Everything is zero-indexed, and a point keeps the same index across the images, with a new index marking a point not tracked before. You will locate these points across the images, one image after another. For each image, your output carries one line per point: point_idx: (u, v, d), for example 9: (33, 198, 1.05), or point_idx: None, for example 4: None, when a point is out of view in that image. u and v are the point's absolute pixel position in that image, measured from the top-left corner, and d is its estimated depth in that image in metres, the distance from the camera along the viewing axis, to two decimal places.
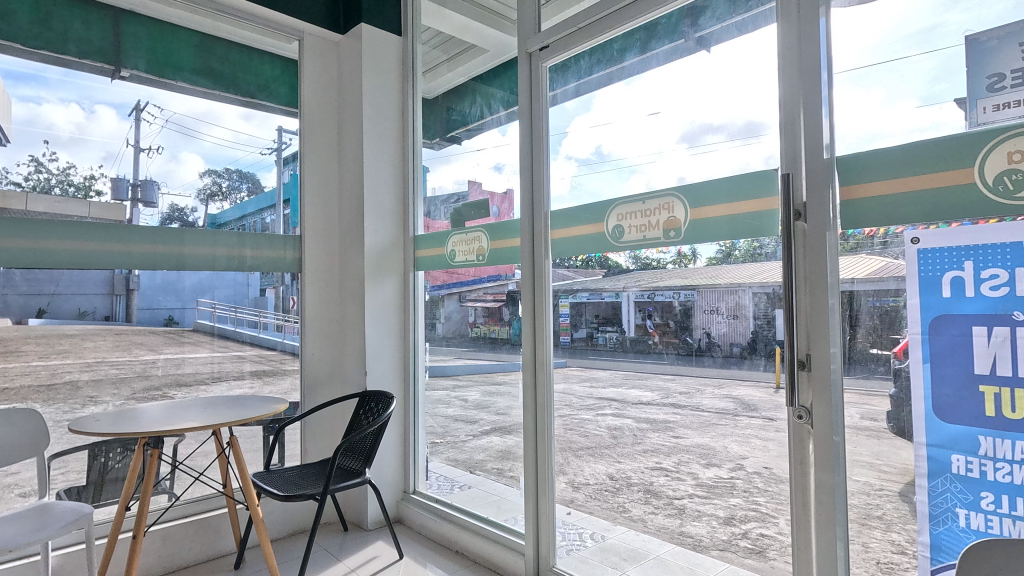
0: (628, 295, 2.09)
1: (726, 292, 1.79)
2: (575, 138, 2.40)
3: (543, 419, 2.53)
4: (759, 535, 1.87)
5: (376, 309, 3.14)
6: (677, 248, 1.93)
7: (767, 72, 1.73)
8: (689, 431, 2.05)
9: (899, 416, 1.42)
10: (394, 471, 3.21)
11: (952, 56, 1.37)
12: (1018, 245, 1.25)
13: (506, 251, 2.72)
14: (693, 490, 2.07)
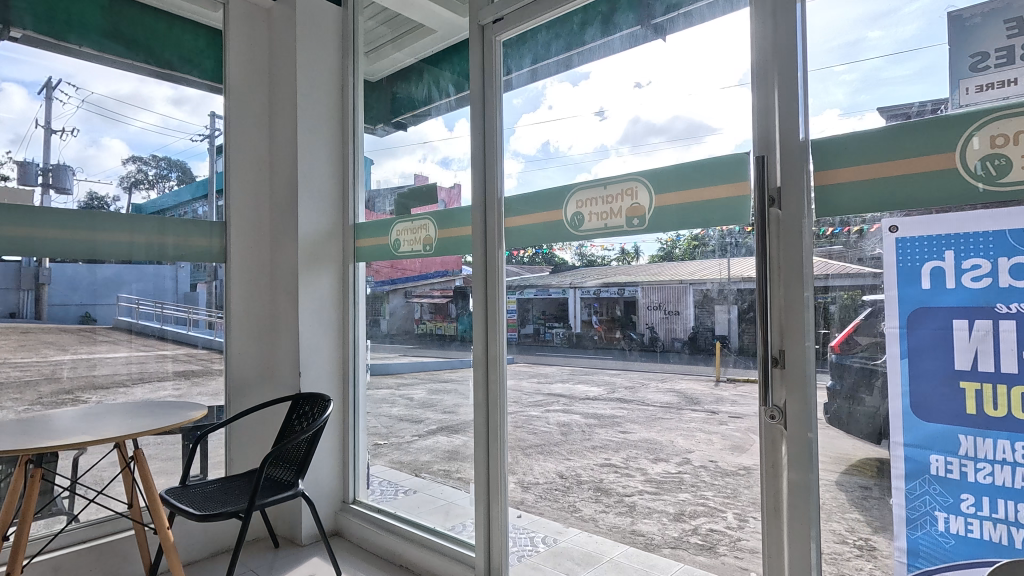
0: (574, 292, 2.01)
1: (669, 288, 1.74)
2: (520, 137, 2.30)
3: (495, 419, 2.37)
4: (709, 530, 1.82)
5: (311, 304, 2.86)
6: (620, 245, 1.87)
7: (738, 55, 1.63)
8: (636, 426, 2.02)
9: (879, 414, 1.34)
10: (332, 480, 2.96)
11: (870, 68, 1.39)
12: (1000, 234, 1.19)
13: (458, 239, 2.52)
14: (643, 487, 2.01)
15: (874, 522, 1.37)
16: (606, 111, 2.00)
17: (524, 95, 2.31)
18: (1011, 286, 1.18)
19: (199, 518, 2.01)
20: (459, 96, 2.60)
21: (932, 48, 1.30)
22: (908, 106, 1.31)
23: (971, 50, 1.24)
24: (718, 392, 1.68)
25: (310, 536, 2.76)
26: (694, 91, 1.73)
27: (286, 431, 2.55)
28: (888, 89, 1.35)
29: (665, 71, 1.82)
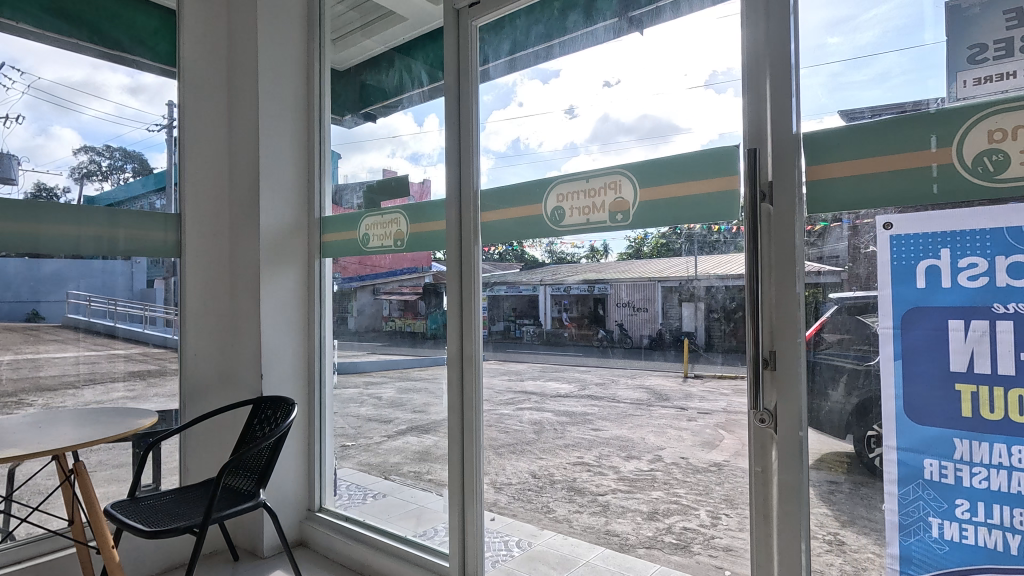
0: (545, 289, 2.00)
1: (634, 285, 1.73)
2: (491, 133, 2.23)
3: (470, 419, 2.27)
4: (682, 528, 1.79)
5: (274, 302, 2.69)
6: (590, 243, 1.85)
7: (725, 48, 1.59)
8: (607, 423, 1.99)
9: (874, 417, 1.30)
10: (297, 486, 2.81)
11: (828, 72, 1.40)
12: (998, 231, 1.15)
13: (430, 234, 2.40)
14: (615, 485, 1.96)
15: (841, 516, 1.36)
16: (574, 109, 1.98)
17: (489, 89, 2.25)
18: (1008, 285, 1.14)
19: (147, 535, 1.84)
20: (432, 88, 2.49)
21: (889, 53, 1.32)
22: (868, 109, 1.32)
23: (930, 58, 1.25)
24: (683, 389, 1.67)
25: (272, 547, 2.61)
26: (660, 95, 1.72)
27: (247, 437, 2.39)
28: (850, 93, 1.36)
29: (632, 69, 1.82)
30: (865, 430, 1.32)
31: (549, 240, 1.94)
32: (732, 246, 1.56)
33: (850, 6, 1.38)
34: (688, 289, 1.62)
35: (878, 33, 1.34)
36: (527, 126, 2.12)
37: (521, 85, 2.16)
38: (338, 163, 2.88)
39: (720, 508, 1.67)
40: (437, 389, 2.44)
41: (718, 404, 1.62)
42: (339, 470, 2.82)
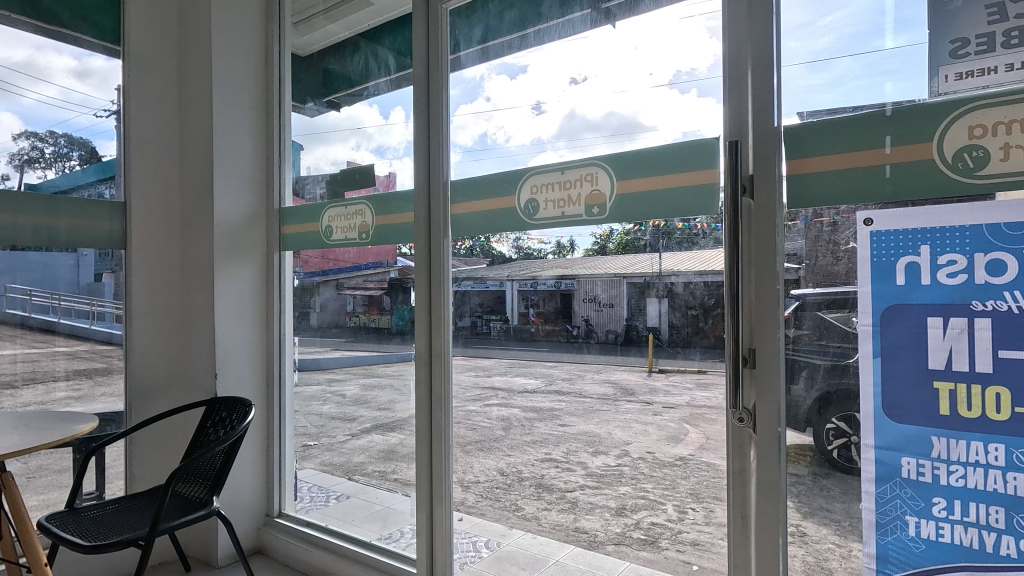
0: (512, 285, 2.02)
1: (605, 282, 1.72)
2: (458, 127, 2.16)
3: (439, 418, 2.18)
4: (651, 524, 2.09)
5: (229, 297, 2.53)
6: (557, 239, 1.82)
7: (698, 48, 1.59)
8: (574, 418, 2.76)
9: (854, 414, 1.29)
10: (253, 490, 2.66)
11: (790, 75, 1.40)
12: (976, 228, 1.15)
13: (396, 226, 2.29)
14: (584, 481, 2.49)
15: (801, 507, 1.37)
16: (541, 105, 2.00)
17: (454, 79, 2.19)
18: (987, 282, 1.14)
19: (86, 550, 1.70)
20: (400, 76, 2.38)
21: (844, 59, 1.33)
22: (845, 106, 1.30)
23: (879, 65, 1.28)
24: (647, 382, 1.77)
25: (227, 557, 2.47)
26: (625, 95, 1.76)
27: (200, 440, 2.24)
28: (807, 97, 1.37)
29: (602, 66, 1.86)
30: (824, 424, 1.32)
31: (515, 237, 1.91)
32: (712, 243, 1.53)
33: (808, 12, 1.39)
34: (658, 284, 1.62)
35: (835, 39, 1.36)
36: (494, 121, 2.10)
37: (488, 80, 2.15)
38: (300, 153, 2.74)
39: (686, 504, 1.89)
40: (403, 385, 2.36)
41: (683, 398, 1.61)
42: (300, 471, 2.70)
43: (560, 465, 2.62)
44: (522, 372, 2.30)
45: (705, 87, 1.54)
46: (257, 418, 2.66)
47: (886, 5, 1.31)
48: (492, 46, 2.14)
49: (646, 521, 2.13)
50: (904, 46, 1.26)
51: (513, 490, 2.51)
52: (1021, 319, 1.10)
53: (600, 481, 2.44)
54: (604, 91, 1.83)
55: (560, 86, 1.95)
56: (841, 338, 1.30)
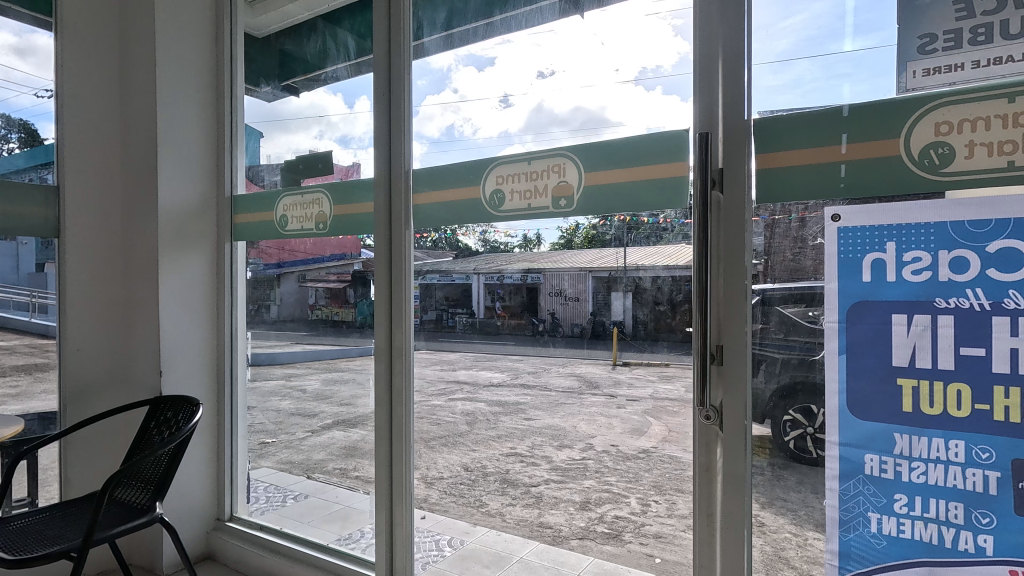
0: (478, 277, 1.99)
1: (571, 275, 1.76)
2: (424, 118, 2.07)
3: (400, 414, 2.08)
4: (612, 515, 2.53)
5: (175, 290, 2.37)
6: (523, 232, 1.79)
7: (665, 45, 1.58)
8: (537, 409, 3.72)
9: (809, 404, 1.28)
10: (203, 494, 2.52)
11: (759, 73, 1.37)
12: (941, 226, 1.15)
13: (357, 217, 2.18)
14: (550, 477, 2.93)
15: (760, 497, 1.37)
16: (508, 98, 2.03)
17: (420, 65, 2.12)
18: (950, 280, 1.14)
19: (9, 565, 1.56)
20: (360, 62, 2.33)
21: (803, 61, 1.33)
22: (815, 100, 1.27)
23: (835, 68, 1.28)
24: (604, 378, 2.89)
25: (171, 564, 2.33)
26: (594, 92, 1.78)
27: (143, 442, 2.10)
28: (766, 97, 1.35)
29: (570, 61, 1.91)
30: (780, 414, 1.32)
31: (481, 229, 1.85)
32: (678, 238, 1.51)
33: (768, 14, 1.38)
34: (625, 279, 1.66)
35: (794, 41, 1.36)
36: (462, 113, 2.07)
37: (456, 71, 2.14)
38: (259, 142, 2.62)
39: (648, 496, 2.40)
40: (363, 380, 2.28)
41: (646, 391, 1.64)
42: (255, 471, 2.60)
43: (526, 460, 3.18)
44: (486, 369, 3.45)
45: (669, 84, 1.52)
46: (206, 419, 2.51)
47: (846, 9, 1.32)
48: (456, 35, 2.15)
49: (610, 515, 2.54)
50: (860, 50, 1.27)
51: (477, 486, 2.91)
52: (983, 316, 1.10)
53: (563, 475, 2.92)
54: (569, 92, 1.87)
55: (527, 79, 2.00)
56: (807, 333, 1.30)
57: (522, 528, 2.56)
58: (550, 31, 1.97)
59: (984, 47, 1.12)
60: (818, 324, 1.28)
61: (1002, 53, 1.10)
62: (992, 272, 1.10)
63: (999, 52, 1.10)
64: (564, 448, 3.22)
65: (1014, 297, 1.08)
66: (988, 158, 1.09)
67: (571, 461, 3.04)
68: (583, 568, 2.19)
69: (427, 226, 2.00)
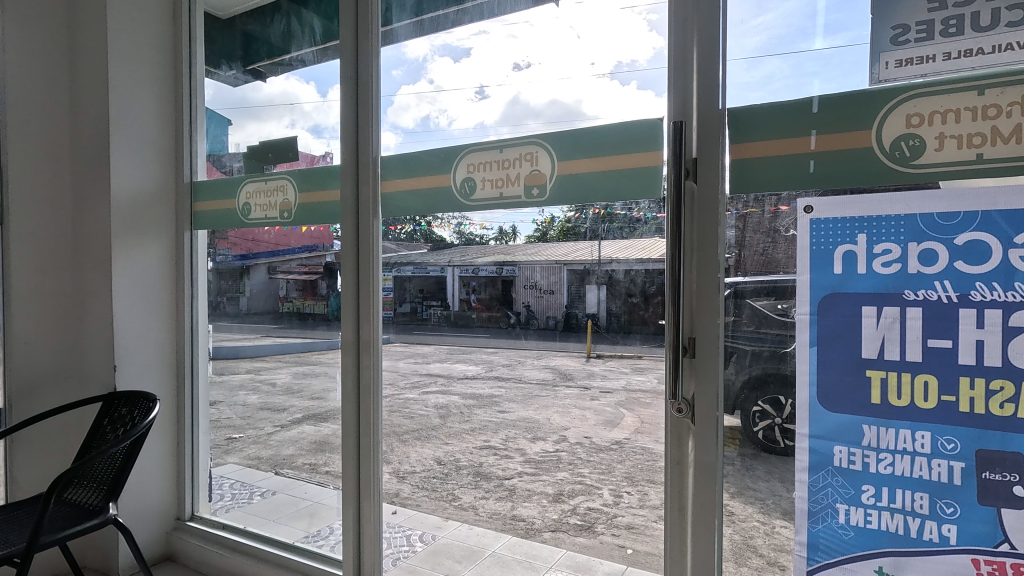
0: (452, 271, 2.13)
1: (545, 268, 1.88)
2: (400, 109, 2.01)
3: (368, 408, 1.98)
4: (584, 507, 2.59)
5: (129, 281, 2.24)
6: (499, 225, 1.74)
7: (641, 40, 1.56)
8: (511, 401, 4.24)
9: (778, 396, 1.29)
10: (161, 493, 2.41)
11: (734, 69, 1.35)
12: (911, 218, 1.15)
13: (323, 206, 2.09)
14: (523, 470, 3.01)
15: (729, 487, 1.37)
16: (484, 89, 2.04)
17: (392, 49, 2.06)
18: (919, 272, 1.14)
19: None
20: (324, 48, 2.28)
21: (774, 58, 1.31)
22: (787, 93, 1.26)
23: (804, 66, 1.27)
24: (584, 368, 3.13)
25: (127, 566, 2.23)
26: (569, 83, 1.83)
27: (93, 440, 1.99)
28: (736, 94, 1.33)
29: (548, 53, 1.96)
30: (751, 405, 1.31)
31: (457, 221, 1.81)
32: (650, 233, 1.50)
33: (737, 11, 1.37)
34: (598, 271, 1.76)
35: (764, 40, 1.34)
36: (438, 104, 2.06)
37: (431, 62, 2.15)
38: (227, 129, 2.53)
39: (620, 488, 2.58)
40: (332, 373, 2.22)
41: None
42: (219, 467, 2.51)
43: (499, 452, 3.28)
44: (460, 359, 3.70)
45: (644, 78, 1.50)
46: (164, 416, 2.39)
47: (816, 10, 1.32)
48: (430, 27, 2.16)
49: (584, 508, 2.56)
50: (833, 47, 1.26)
51: (449, 479, 2.87)
52: (950, 308, 1.11)
53: (538, 468, 3.04)
54: (546, 81, 1.89)
55: (503, 71, 2.03)
56: (777, 328, 1.29)
57: (495, 521, 2.49)
58: (524, 22, 2.04)
59: (955, 39, 1.12)
60: (787, 317, 1.28)
61: (972, 46, 1.10)
62: (959, 265, 1.10)
63: (970, 45, 1.11)
64: (537, 440, 3.45)
65: (980, 289, 1.09)
66: (957, 151, 1.10)
67: (544, 453, 3.22)
68: (555, 561, 2.15)
69: (392, 215, 1.92)
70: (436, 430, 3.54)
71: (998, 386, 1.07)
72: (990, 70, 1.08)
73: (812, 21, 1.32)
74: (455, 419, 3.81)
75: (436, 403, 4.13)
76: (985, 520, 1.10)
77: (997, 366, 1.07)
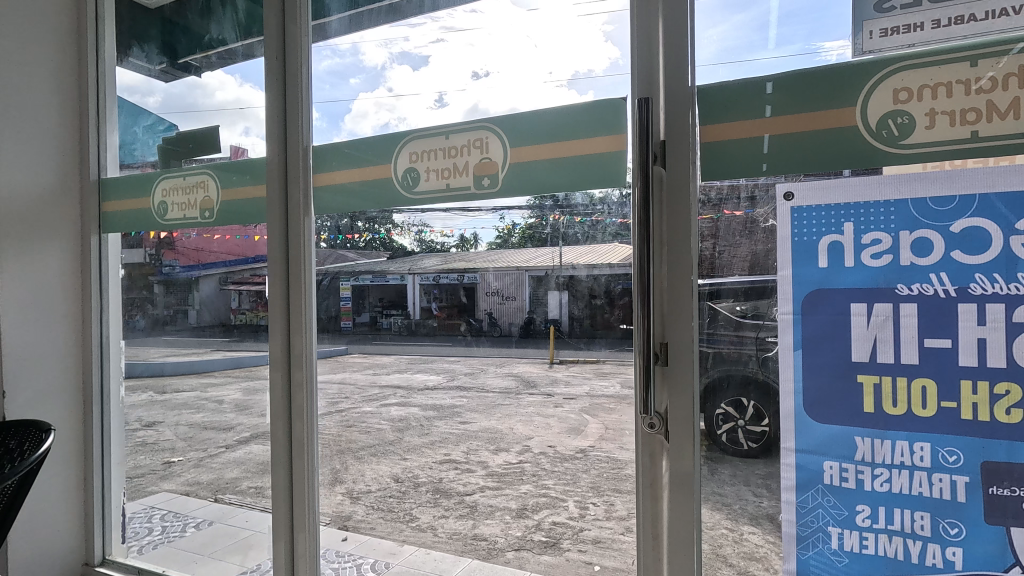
0: (413, 278, 2.00)
1: (509, 276, 1.79)
2: (358, 117, 1.68)
3: (302, 431, 1.73)
4: (550, 521, 2.39)
5: (19, 292, 1.93)
6: (461, 232, 1.65)
7: (595, 51, 1.42)
8: (473, 411, 4.04)
9: (742, 398, 1.16)
10: (65, 536, 2.07)
11: (706, 74, 1.19)
12: (902, 204, 1.03)
13: (247, 203, 1.83)
14: (485, 483, 2.81)
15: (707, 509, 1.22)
16: (444, 97, 1.72)
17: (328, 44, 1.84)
18: (912, 264, 1.02)
19: None
20: (248, 45, 2.03)
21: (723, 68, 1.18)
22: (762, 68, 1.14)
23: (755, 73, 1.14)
24: (549, 374, 2.97)
25: None
26: (519, 90, 1.55)
27: None
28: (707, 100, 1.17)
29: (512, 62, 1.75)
30: (712, 410, 1.19)
31: (418, 229, 1.68)
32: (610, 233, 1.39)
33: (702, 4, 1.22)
34: (556, 277, 1.70)
35: (715, 50, 1.20)
36: (397, 112, 1.70)
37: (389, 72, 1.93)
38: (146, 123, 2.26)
39: (587, 499, 2.42)
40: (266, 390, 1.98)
41: None
42: (151, 497, 2.33)
43: (461, 466, 3.06)
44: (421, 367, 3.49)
45: (603, 87, 1.32)
46: (69, 447, 2.08)
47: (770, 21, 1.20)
48: (389, 28, 1.98)
49: (547, 522, 2.38)
50: (785, 57, 1.13)
51: (407, 498, 2.66)
52: (948, 304, 0.99)
53: (500, 481, 2.77)
54: (500, 83, 1.67)
55: (461, 79, 1.81)
56: (750, 332, 1.15)
57: (455, 542, 2.31)
58: (482, 29, 1.85)
59: (945, 4, 1.02)
60: (763, 322, 1.14)
61: (964, 12, 1.00)
62: (957, 255, 0.99)
63: (961, 10, 1.00)
64: (499, 452, 3.22)
65: (980, 282, 0.97)
66: (950, 129, 1.00)
67: (507, 465, 2.97)
68: None
69: (344, 220, 1.69)
70: (394, 445, 3.33)
71: (1003, 390, 0.95)
72: (979, 38, 0.98)
73: (762, 35, 1.20)
74: (413, 432, 3.60)
75: (395, 415, 3.92)
76: (992, 541, 0.98)
77: (1001, 367, 0.95)
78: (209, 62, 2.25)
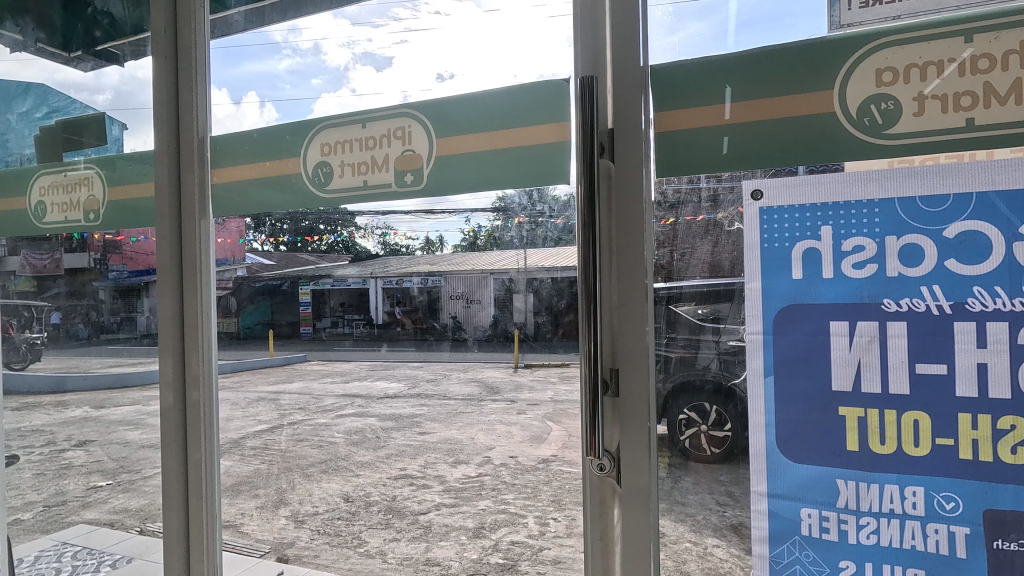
0: (375, 282, 1.74)
1: (474, 280, 1.48)
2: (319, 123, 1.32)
3: (201, 470, 1.46)
4: (507, 541, 2.00)
5: None
6: (424, 233, 1.33)
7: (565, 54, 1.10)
8: (432, 418, 3.48)
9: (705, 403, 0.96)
10: None
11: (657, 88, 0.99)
12: (888, 204, 0.87)
13: (136, 204, 1.57)
14: (442, 500, 2.35)
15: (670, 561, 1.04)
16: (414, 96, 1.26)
17: (255, 34, 1.64)
18: (900, 275, 0.86)
19: None
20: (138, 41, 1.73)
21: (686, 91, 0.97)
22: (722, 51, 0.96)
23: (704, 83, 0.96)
24: (510, 386, 2.47)
25: None
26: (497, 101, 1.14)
27: None
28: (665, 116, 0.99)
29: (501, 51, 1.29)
30: (677, 414, 1.02)
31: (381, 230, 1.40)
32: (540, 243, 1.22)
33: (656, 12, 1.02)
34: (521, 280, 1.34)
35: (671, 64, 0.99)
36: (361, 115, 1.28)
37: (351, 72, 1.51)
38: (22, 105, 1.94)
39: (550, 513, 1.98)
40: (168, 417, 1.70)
41: None
42: (66, 530, 2.10)
43: (417, 482, 2.61)
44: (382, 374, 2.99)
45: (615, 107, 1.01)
46: None
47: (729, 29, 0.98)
48: (351, 24, 1.58)
49: (506, 541, 2.01)
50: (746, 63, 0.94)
51: (357, 519, 2.35)
52: (942, 323, 0.84)
53: (457, 497, 2.36)
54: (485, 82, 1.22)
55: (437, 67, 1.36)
56: (710, 336, 0.98)
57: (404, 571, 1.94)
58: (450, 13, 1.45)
59: None
60: (721, 326, 0.97)
61: None
62: (952, 264, 0.84)
63: None
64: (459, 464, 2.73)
65: (979, 297, 0.82)
66: (942, 116, 0.84)
67: (465, 479, 2.53)
68: None
69: (303, 223, 1.42)
70: (345, 460, 2.98)
71: (1008, 425, 0.80)
72: (976, 9, 0.83)
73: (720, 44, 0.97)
74: (368, 447, 3.21)
75: (347, 428, 3.52)
76: None
77: (1006, 399, 0.80)
78: (91, 40, 1.88)
